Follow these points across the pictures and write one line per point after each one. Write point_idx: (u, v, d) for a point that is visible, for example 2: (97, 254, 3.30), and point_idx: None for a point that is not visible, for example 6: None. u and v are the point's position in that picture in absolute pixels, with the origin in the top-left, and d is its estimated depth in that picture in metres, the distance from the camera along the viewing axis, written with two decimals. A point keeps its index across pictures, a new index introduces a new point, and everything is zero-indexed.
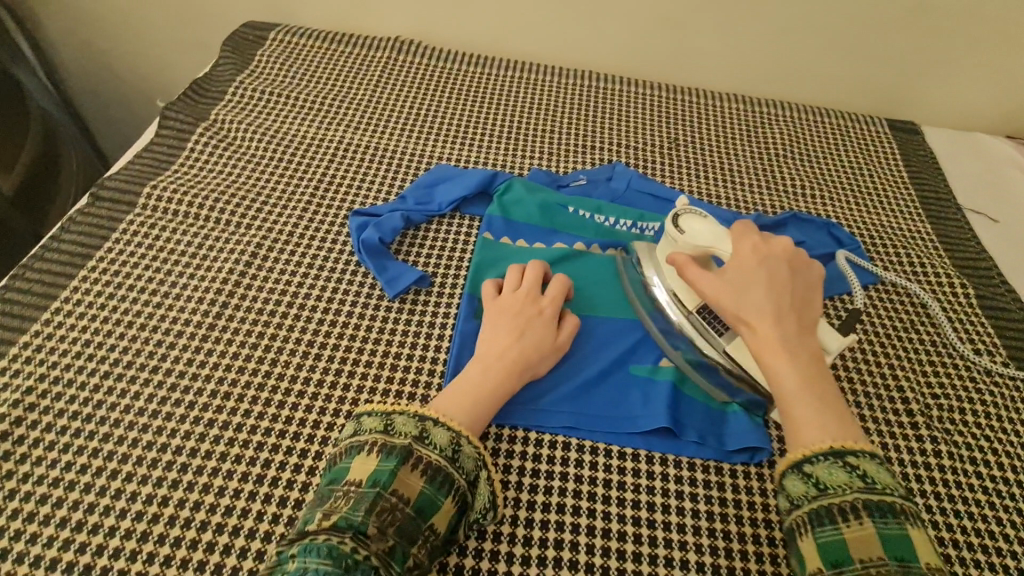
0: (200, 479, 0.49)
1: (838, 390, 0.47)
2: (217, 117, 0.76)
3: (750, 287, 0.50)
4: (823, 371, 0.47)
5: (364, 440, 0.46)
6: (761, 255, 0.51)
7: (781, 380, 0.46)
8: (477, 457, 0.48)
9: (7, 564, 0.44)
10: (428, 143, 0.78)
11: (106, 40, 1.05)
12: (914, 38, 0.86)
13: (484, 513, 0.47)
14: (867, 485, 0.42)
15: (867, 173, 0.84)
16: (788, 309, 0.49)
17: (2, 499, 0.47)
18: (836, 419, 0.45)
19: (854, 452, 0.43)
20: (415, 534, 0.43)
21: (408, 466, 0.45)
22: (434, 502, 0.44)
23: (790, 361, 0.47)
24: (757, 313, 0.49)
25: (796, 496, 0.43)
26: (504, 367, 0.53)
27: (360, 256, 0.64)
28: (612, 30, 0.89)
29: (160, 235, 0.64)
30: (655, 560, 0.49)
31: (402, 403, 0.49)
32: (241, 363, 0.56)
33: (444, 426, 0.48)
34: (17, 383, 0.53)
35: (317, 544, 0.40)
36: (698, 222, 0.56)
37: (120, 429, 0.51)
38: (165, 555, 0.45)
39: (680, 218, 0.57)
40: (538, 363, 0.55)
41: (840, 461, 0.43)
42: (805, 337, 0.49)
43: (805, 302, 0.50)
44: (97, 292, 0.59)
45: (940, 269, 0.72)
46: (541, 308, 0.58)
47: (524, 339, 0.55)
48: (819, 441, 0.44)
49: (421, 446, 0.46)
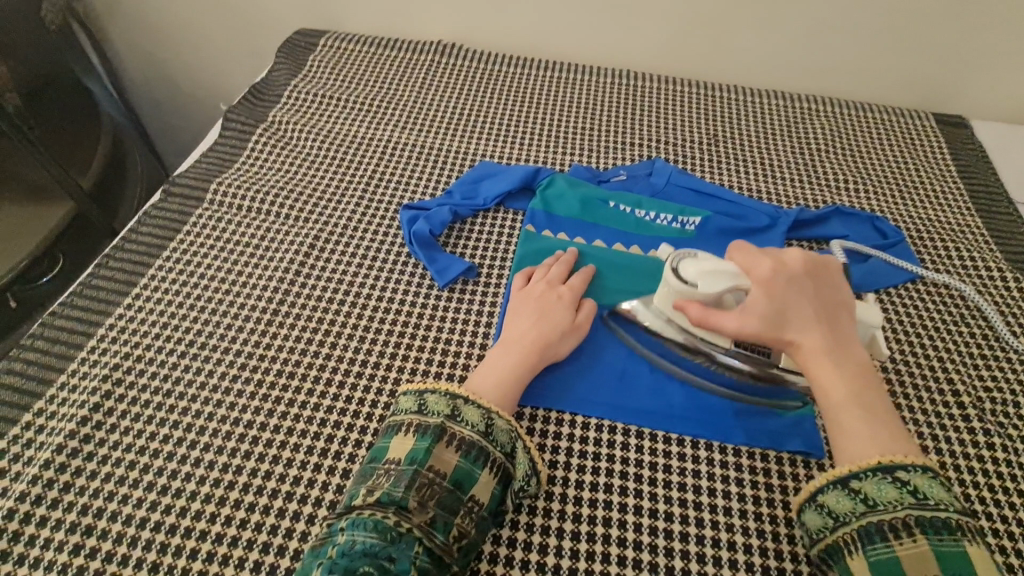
0: (268, 452, 0.52)
1: (881, 391, 0.48)
2: (275, 118, 0.81)
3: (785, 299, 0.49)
4: (867, 375, 0.48)
5: (402, 421, 0.50)
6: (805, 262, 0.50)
7: (828, 391, 0.47)
8: (510, 431, 0.50)
9: (100, 522, 0.48)
10: (471, 140, 0.81)
11: (167, 49, 1.12)
12: (962, 31, 0.84)
13: (526, 482, 0.49)
14: (920, 502, 0.42)
15: (911, 167, 0.83)
16: (831, 319, 0.49)
17: (93, 464, 0.51)
18: (882, 426, 0.46)
19: (905, 467, 0.44)
20: (455, 506, 0.45)
21: (442, 444, 0.47)
22: (470, 475, 0.47)
23: (838, 370, 0.47)
24: (803, 322, 0.49)
25: (843, 513, 0.44)
26: (522, 349, 0.55)
27: (411, 247, 0.67)
28: (650, 29, 0.91)
29: (227, 228, 0.68)
30: (703, 541, 0.50)
31: (433, 384, 0.52)
32: (303, 346, 0.59)
33: (474, 403, 0.50)
34: (104, 361, 0.57)
35: (363, 518, 0.43)
36: (697, 266, 0.53)
37: (195, 404, 0.55)
38: (240, 519, 0.49)
39: (680, 270, 0.54)
40: (557, 344, 0.57)
41: (890, 476, 0.43)
42: (849, 343, 0.49)
43: (845, 311, 0.51)
44: (172, 280, 0.63)
45: (992, 263, 0.71)
46: (560, 294, 0.60)
47: (545, 322, 0.57)
48: (868, 454, 0.45)
49: (453, 424, 0.48)
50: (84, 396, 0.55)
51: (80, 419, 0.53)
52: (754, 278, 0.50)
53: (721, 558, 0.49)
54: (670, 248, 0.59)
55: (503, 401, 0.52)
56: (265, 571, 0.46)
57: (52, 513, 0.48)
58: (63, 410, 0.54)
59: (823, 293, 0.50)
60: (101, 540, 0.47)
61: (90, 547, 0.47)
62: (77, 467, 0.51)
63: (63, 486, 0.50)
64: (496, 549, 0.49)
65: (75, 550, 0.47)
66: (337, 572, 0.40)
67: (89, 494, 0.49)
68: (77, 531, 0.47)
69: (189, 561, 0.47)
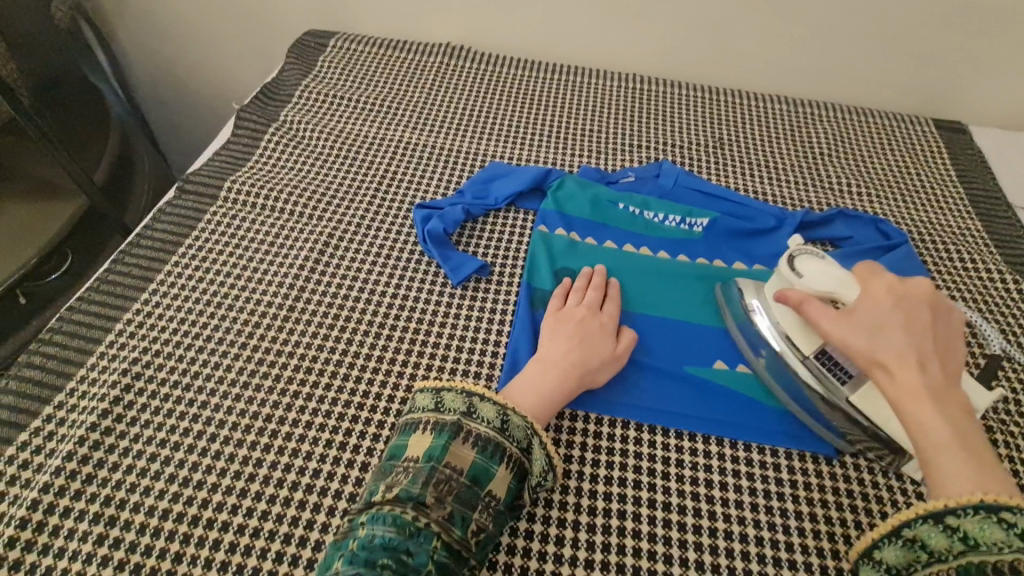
0: (287, 445, 0.53)
1: (985, 437, 0.45)
2: (287, 118, 0.81)
3: (888, 320, 0.49)
4: (970, 414, 0.46)
5: (420, 418, 0.51)
6: (895, 295, 0.51)
7: (927, 427, 0.45)
8: (526, 427, 0.51)
9: (123, 513, 0.49)
10: (481, 141, 0.82)
11: (174, 48, 1.13)
12: (960, 39, 0.86)
13: (543, 477, 0.50)
14: (1023, 544, 0.40)
15: (912, 171, 0.84)
16: (928, 351, 0.48)
17: (114, 457, 0.51)
18: (984, 466, 0.43)
19: (1009, 507, 0.41)
20: (472, 501, 0.46)
21: (458, 440, 0.48)
22: (487, 470, 0.48)
23: (936, 405, 0.45)
24: (894, 352, 0.48)
25: (939, 551, 0.43)
26: (562, 374, 0.55)
27: (425, 246, 0.68)
28: (657, 33, 0.92)
29: (241, 225, 0.69)
30: (716, 534, 0.51)
31: (449, 382, 0.53)
32: (319, 342, 0.60)
33: (491, 400, 0.51)
34: (123, 356, 0.58)
35: (383, 513, 0.44)
36: (814, 264, 0.56)
37: (214, 398, 0.56)
38: (261, 511, 0.49)
39: (794, 259, 0.57)
40: (597, 372, 0.57)
41: (995, 517, 0.41)
42: (946, 379, 0.47)
43: (943, 346, 0.49)
44: (188, 276, 0.64)
45: (993, 266, 0.73)
46: (602, 321, 0.60)
47: (584, 347, 0.57)
48: (966, 491, 0.42)
49: (469, 420, 0.50)
50: (103, 390, 0.55)
51: (100, 412, 0.54)
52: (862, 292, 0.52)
53: (734, 551, 0.50)
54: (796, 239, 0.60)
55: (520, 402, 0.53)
56: (287, 561, 0.47)
57: (74, 504, 0.49)
58: (83, 404, 0.54)
59: (935, 325, 0.50)
60: (124, 531, 0.48)
61: (113, 538, 0.47)
62: (98, 459, 0.51)
63: (85, 477, 0.50)
64: (514, 542, 0.50)
65: (98, 540, 0.47)
66: (358, 564, 0.41)
67: (111, 486, 0.50)
68: (99, 522, 0.48)
69: (210, 552, 0.47)
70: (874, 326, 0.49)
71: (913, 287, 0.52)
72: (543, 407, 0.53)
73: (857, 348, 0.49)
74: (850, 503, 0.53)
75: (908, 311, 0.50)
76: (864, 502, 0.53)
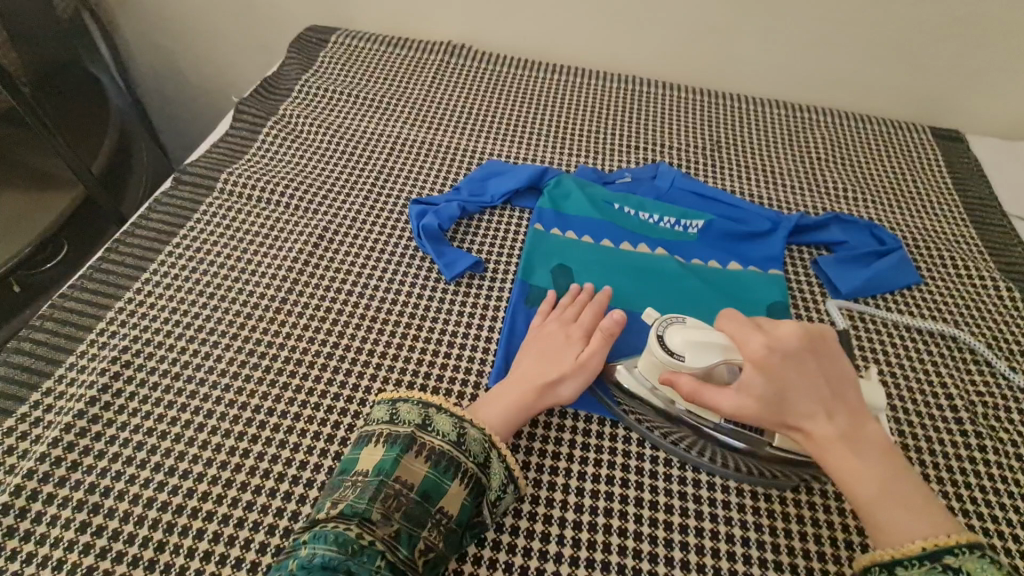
0: (275, 436, 0.53)
1: (908, 469, 0.45)
2: (285, 112, 0.81)
3: (792, 387, 0.45)
4: (889, 450, 0.45)
5: (374, 430, 0.50)
6: (783, 352, 0.45)
7: (857, 487, 0.43)
8: (483, 441, 0.50)
9: (107, 501, 0.49)
10: (479, 139, 0.83)
11: (176, 41, 1.13)
12: (958, 47, 0.87)
13: (502, 491, 0.49)
14: None
15: (908, 178, 0.85)
16: (833, 405, 0.45)
17: (101, 444, 0.51)
18: (918, 506, 0.43)
19: (952, 550, 0.41)
20: (421, 518, 0.45)
21: (410, 454, 0.48)
22: (438, 486, 0.47)
23: (859, 461, 0.44)
24: (805, 416, 0.45)
25: None
26: (523, 392, 0.54)
27: (419, 241, 0.68)
28: (657, 36, 0.93)
29: (235, 217, 0.69)
30: (702, 533, 0.51)
31: (406, 393, 0.52)
32: (310, 334, 0.60)
33: (447, 412, 0.51)
34: (112, 343, 0.58)
35: (326, 530, 0.44)
36: (684, 334, 0.48)
37: (204, 387, 0.56)
38: (247, 501, 0.49)
39: (666, 339, 0.49)
40: (556, 385, 0.54)
41: (940, 565, 0.40)
42: (859, 425, 0.45)
43: (842, 391, 0.46)
44: (180, 267, 0.64)
45: (985, 273, 0.73)
46: (568, 334, 0.58)
47: (545, 361, 0.56)
48: (907, 540, 0.42)
49: (423, 433, 0.49)
50: (92, 377, 0.55)
51: (88, 400, 0.54)
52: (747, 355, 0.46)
53: (718, 550, 0.50)
54: (652, 312, 0.54)
55: (497, 422, 0.52)
56: (270, 552, 0.47)
57: (60, 491, 0.49)
58: (71, 391, 0.54)
59: (823, 369, 0.45)
60: (107, 518, 0.48)
61: (96, 525, 0.47)
62: (85, 446, 0.51)
63: (72, 463, 0.50)
64: (499, 537, 0.50)
65: (82, 527, 0.47)
66: None
67: (97, 473, 0.50)
68: (84, 509, 0.48)
69: (195, 541, 0.47)
70: (779, 402, 0.45)
71: (781, 340, 0.45)
72: (507, 420, 0.53)
73: (773, 423, 0.46)
74: (836, 505, 0.54)
75: (801, 370, 0.45)
76: (850, 505, 0.54)
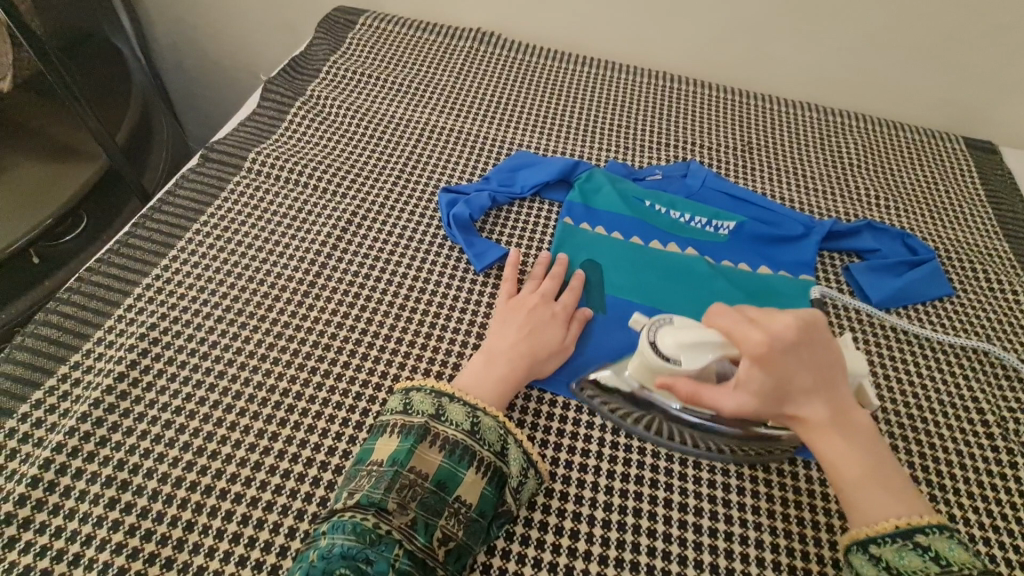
0: (303, 421, 0.53)
1: (889, 452, 0.46)
2: (313, 93, 0.80)
3: (790, 377, 0.43)
4: (874, 436, 0.45)
5: (387, 422, 0.49)
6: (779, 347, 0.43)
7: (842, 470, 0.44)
8: (498, 430, 0.50)
9: (136, 478, 0.48)
10: (507, 130, 0.81)
11: (201, 17, 1.12)
12: (1001, 55, 0.85)
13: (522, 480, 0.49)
14: (942, 567, 0.41)
15: (940, 187, 0.83)
16: (824, 393, 0.44)
17: (130, 421, 0.51)
18: (896, 485, 0.44)
19: (923, 529, 0.42)
20: (437, 507, 0.45)
21: (425, 444, 0.47)
22: (454, 475, 0.47)
23: (844, 443, 0.44)
24: (796, 402, 0.44)
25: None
26: (509, 363, 0.54)
27: (449, 230, 0.67)
28: (691, 32, 0.91)
29: (262, 198, 0.68)
30: (731, 537, 0.51)
31: (420, 383, 0.52)
32: (339, 318, 0.60)
33: (492, 416, 0.50)
34: (139, 321, 0.57)
35: (344, 521, 0.43)
36: (675, 336, 0.48)
37: (232, 368, 0.55)
38: (275, 485, 0.49)
39: (658, 343, 0.49)
40: (544, 361, 0.56)
41: (910, 543, 0.42)
42: (848, 413, 0.45)
43: (834, 380, 0.45)
44: (208, 245, 0.63)
45: (1018, 288, 0.72)
46: (554, 311, 0.59)
47: (534, 336, 0.56)
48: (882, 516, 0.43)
49: (437, 423, 0.48)
50: (121, 353, 0.55)
51: (117, 375, 0.53)
52: (744, 350, 0.44)
53: (749, 555, 0.50)
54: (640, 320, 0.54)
55: (490, 395, 0.52)
56: (298, 537, 0.47)
57: (87, 467, 0.48)
58: (100, 365, 0.54)
59: (815, 361, 0.44)
60: (136, 496, 0.48)
61: (125, 502, 0.47)
62: (115, 422, 0.51)
63: (99, 441, 0.50)
64: (527, 531, 0.50)
65: (110, 505, 0.47)
66: None
67: (125, 450, 0.50)
68: (112, 485, 0.48)
69: (223, 522, 0.47)
70: (778, 394, 0.44)
71: (779, 335, 0.43)
72: (495, 392, 0.52)
73: (769, 415, 0.45)
74: None
75: (797, 363, 0.43)
76: None
